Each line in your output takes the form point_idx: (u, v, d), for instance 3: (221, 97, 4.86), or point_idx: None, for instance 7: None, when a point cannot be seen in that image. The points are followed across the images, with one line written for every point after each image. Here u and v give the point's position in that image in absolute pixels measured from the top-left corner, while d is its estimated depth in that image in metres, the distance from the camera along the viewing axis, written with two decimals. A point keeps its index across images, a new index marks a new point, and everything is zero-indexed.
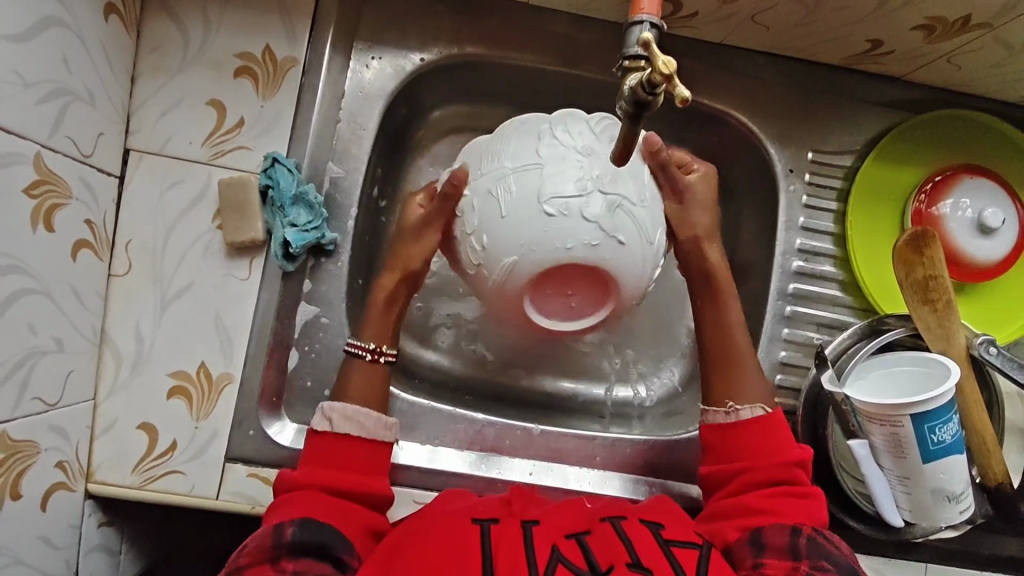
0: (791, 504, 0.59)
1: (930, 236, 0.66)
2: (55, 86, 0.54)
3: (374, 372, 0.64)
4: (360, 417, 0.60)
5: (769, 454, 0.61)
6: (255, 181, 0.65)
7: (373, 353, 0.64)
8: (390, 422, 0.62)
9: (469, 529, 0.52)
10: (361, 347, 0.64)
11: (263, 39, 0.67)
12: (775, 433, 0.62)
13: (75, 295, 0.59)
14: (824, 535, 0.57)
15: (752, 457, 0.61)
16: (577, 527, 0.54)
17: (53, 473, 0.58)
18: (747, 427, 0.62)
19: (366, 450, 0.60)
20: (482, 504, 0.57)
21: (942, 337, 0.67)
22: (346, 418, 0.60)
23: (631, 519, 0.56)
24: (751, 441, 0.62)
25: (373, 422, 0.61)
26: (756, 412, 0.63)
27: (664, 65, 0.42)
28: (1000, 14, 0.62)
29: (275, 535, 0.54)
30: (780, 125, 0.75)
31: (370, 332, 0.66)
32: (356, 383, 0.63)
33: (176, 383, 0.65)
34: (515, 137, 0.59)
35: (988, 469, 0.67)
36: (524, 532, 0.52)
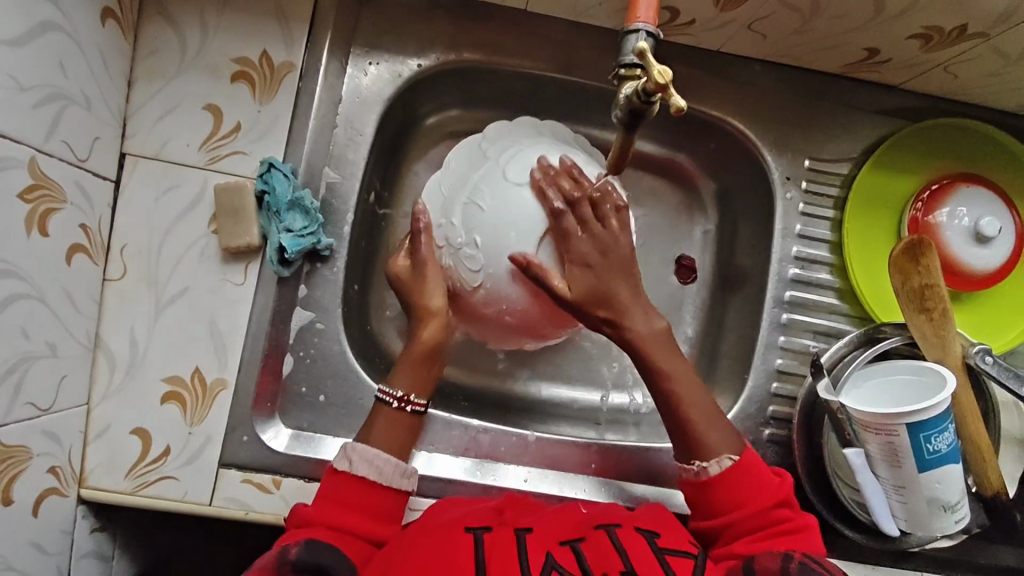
0: (782, 544, 0.57)
1: (926, 245, 0.66)
2: (51, 91, 0.54)
3: (399, 419, 0.62)
4: (379, 462, 0.59)
5: (748, 504, 0.59)
6: (251, 186, 0.65)
7: (400, 401, 0.62)
8: (408, 470, 0.61)
9: (463, 538, 0.52)
10: (388, 394, 0.62)
11: (261, 44, 0.67)
12: (747, 480, 0.60)
13: (69, 299, 0.59)
14: (813, 558, 0.52)
15: (731, 509, 0.59)
16: (571, 534, 0.54)
17: (45, 479, 0.57)
18: (717, 483, 0.60)
19: (383, 498, 0.59)
20: (475, 513, 0.56)
21: (937, 347, 0.67)
22: (365, 461, 0.59)
23: (626, 527, 0.56)
24: (727, 494, 0.60)
25: (390, 468, 0.60)
26: (724, 465, 0.60)
27: (660, 75, 0.42)
28: (996, 24, 0.62)
29: (280, 555, 0.52)
30: (777, 132, 0.75)
31: (400, 379, 0.63)
32: (381, 432, 0.62)
33: (170, 388, 0.65)
34: (459, 174, 0.66)
35: (983, 478, 0.67)
36: (518, 541, 0.52)
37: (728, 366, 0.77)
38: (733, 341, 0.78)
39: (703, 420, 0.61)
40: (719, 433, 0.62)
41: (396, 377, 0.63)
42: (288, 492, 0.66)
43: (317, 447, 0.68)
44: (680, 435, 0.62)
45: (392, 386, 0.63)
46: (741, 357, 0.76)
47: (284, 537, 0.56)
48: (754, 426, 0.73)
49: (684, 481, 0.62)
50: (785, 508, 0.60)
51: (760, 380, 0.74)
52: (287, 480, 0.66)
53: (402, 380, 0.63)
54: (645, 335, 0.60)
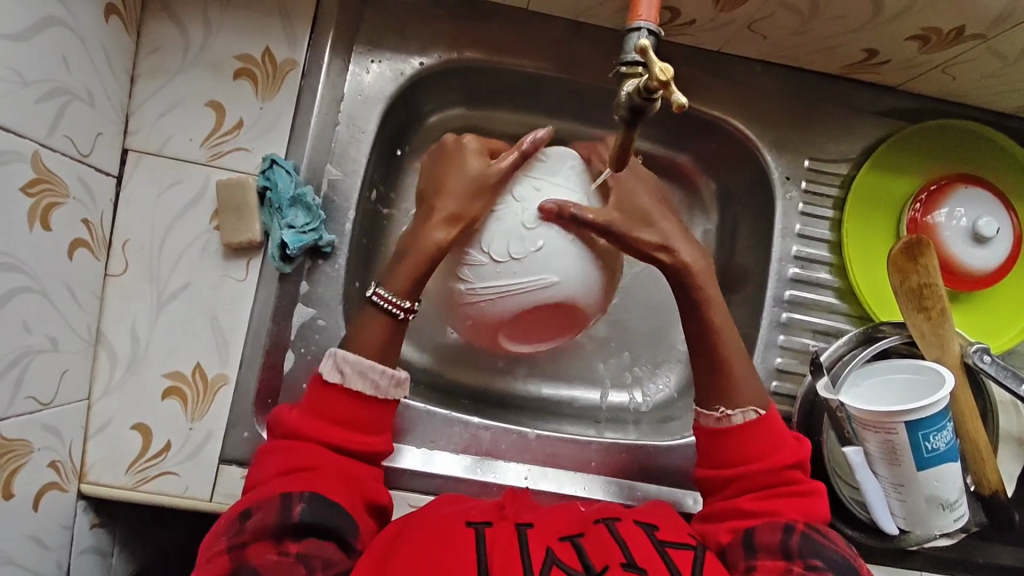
0: (788, 509, 0.58)
1: (925, 244, 0.66)
2: (54, 86, 0.54)
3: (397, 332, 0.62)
4: (372, 373, 0.59)
5: (767, 459, 0.60)
6: (253, 183, 0.65)
7: (406, 312, 0.61)
8: (401, 377, 0.61)
9: (463, 532, 0.52)
10: (390, 301, 0.61)
11: (264, 42, 0.67)
12: (767, 437, 0.61)
13: (71, 294, 0.59)
14: (817, 533, 0.56)
15: (751, 461, 0.60)
16: (571, 530, 0.54)
17: (45, 473, 0.57)
18: (739, 433, 0.61)
19: (373, 409, 0.60)
20: (476, 509, 0.56)
21: (935, 346, 0.67)
22: (359, 373, 0.59)
23: (626, 520, 0.56)
24: (747, 447, 0.61)
25: (385, 379, 0.60)
26: (749, 416, 0.61)
27: (662, 72, 0.43)
28: (994, 25, 0.62)
29: (283, 516, 0.52)
30: (777, 132, 0.75)
31: (401, 287, 0.61)
32: (376, 339, 0.61)
33: (171, 384, 0.65)
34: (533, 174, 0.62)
35: (981, 477, 0.67)
36: (518, 535, 0.52)
37: None
38: None
39: (735, 361, 0.63)
40: (750, 387, 0.63)
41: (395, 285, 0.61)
42: None
43: None
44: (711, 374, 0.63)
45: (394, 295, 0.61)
46: None
47: (274, 449, 0.57)
48: None
49: (701, 428, 0.63)
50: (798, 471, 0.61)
51: (761, 379, 0.74)
52: None
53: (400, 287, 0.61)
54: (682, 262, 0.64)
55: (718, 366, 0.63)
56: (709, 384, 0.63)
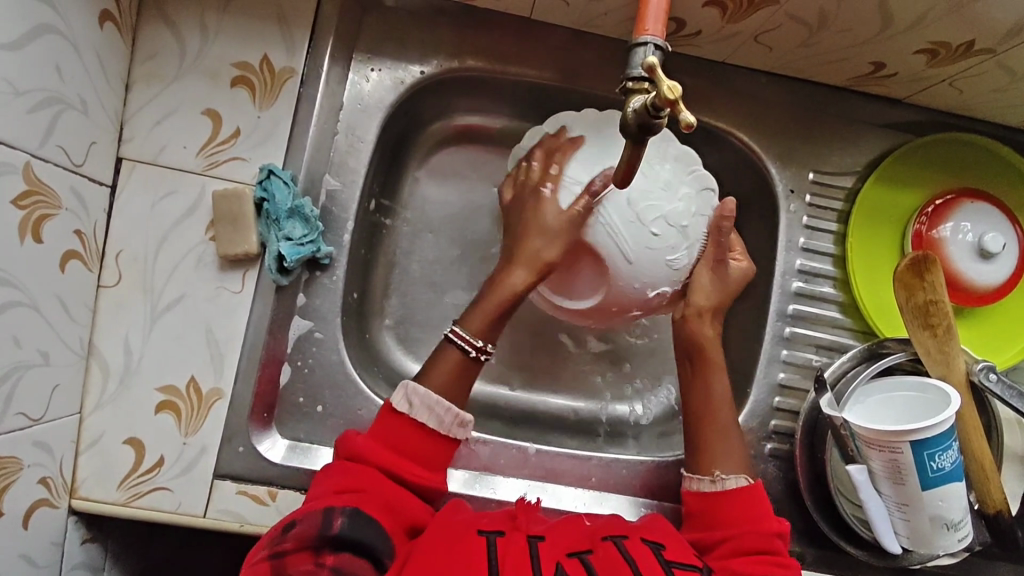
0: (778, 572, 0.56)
1: (932, 260, 0.66)
2: (48, 95, 0.53)
3: (465, 366, 0.62)
4: (439, 408, 0.59)
5: (755, 522, 0.59)
6: (250, 194, 0.64)
7: (477, 351, 0.62)
8: (467, 420, 0.61)
9: (476, 541, 0.51)
10: (467, 342, 0.62)
11: (262, 49, 0.66)
12: (757, 503, 0.61)
13: (63, 307, 0.58)
14: None
15: (738, 522, 0.60)
16: (580, 546, 0.53)
17: (36, 490, 0.56)
18: (731, 496, 0.61)
19: (435, 445, 0.60)
20: (487, 517, 0.55)
21: (941, 363, 0.66)
22: (426, 407, 0.59)
23: (633, 537, 0.55)
24: (736, 510, 0.61)
25: (450, 416, 0.60)
26: (741, 483, 0.62)
27: (670, 90, 0.41)
28: (1004, 39, 0.62)
29: (322, 526, 0.51)
30: (782, 145, 0.74)
31: (476, 325, 0.63)
32: (443, 376, 0.62)
33: (164, 398, 0.64)
34: (703, 200, 0.62)
35: (986, 495, 0.66)
36: (530, 548, 0.51)
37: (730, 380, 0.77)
38: (735, 354, 0.77)
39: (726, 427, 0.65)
40: (740, 459, 0.64)
41: (469, 319, 0.63)
42: (284, 504, 0.65)
43: (312, 459, 0.67)
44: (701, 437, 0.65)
45: (470, 332, 0.63)
46: (743, 370, 0.76)
47: (335, 470, 0.57)
48: (756, 440, 0.73)
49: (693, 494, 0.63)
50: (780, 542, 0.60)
51: (763, 395, 0.73)
52: (282, 491, 0.65)
53: (475, 328, 0.63)
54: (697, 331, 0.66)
55: (709, 427, 0.65)
56: (698, 452, 0.64)
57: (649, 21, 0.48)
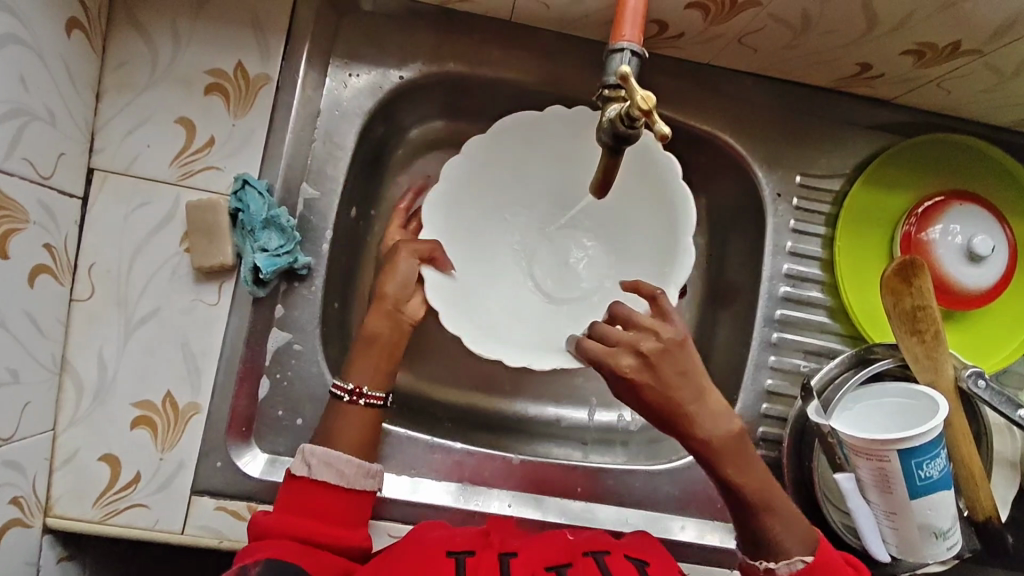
0: None
1: (920, 266, 0.64)
2: (10, 107, 0.51)
3: (359, 413, 0.61)
4: (339, 464, 0.58)
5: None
6: (225, 204, 0.63)
7: (351, 394, 0.61)
8: (371, 470, 0.60)
9: (444, 564, 0.50)
10: (342, 387, 0.61)
11: (236, 56, 0.65)
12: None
13: (32, 322, 0.56)
14: None
15: None
16: (559, 560, 0.52)
17: (7, 510, 0.55)
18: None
19: (345, 497, 0.58)
20: (459, 536, 0.54)
21: (929, 369, 0.65)
22: (325, 463, 0.58)
23: (616, 554, 0.54)
24: None
25: (353, 469, 0.59)
26: (795, 567, 0.57)
27: (643, 100, 0.40)
28: (990, 41, 0.60)
29: None
30: (768, 147, 0.73)
31: (356, 371, 0.62)
32: (338, 426, 0.61)
33: (140, 413, 0.62)
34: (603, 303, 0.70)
35: (976, 502, 0.66)
36: (501, 565, 0.50)
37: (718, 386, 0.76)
38: (723, 359, 0.77)
39: (768, 503, 0.58)
40: (791, 529, 0.58)
41: (355, 367, 0.63)
42: None
43: None
44: (750, 531, 0.59)
45: (344, 379, 0.62)
46: (731, 376, 0.75)
47: (241, 553, 0.54)
48: None
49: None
50: None
51: (750, 402, 0.72)
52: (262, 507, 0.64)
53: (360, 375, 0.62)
54: (717, 437, 0.57)
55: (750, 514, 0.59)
56: (755, 535, 0.59)
57: (626, 26, 0.47)
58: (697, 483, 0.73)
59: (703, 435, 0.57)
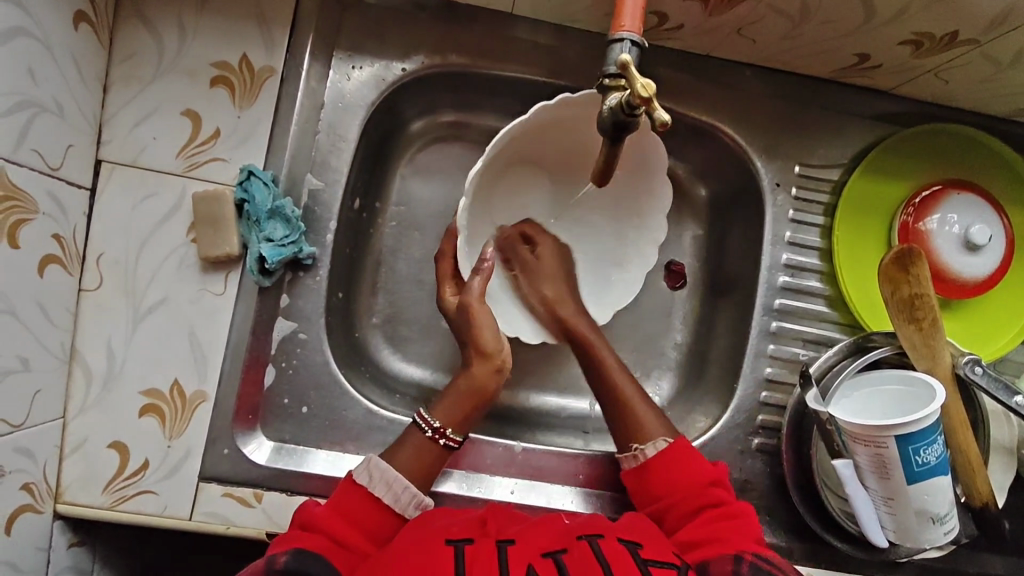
0: (731, 525, 0.58)
1: (918, 254, 0.65)
2: (20, 98, 0.52)
3: (432, 450, 0.64)
4: (397, 486, 0.60)
5: (689, 484, 0.62)
6: (230, 195, 0.64)
7: (434, 431, 0.64)
8: (423, 503, 0.61)
9: (443, 552, 0.51)
10: (426, 422, 0.64)
11: (241, 48, 0.65)
12: (687, 460, 0.63)
13: (43, 311, 0.57)
14: (763, 558, 0.55)
15: (681, 486, 0.62)
16: (554, 546, 0.53)
17: (19, 496, 0.56)
18: (655, 463, 0.64)
19: (387, 522, 0.59)
20: (458, 524, 0.56)
21: (926, 356, 0.66)
22: (385, 483, 0.60)
23: (609, 537, 0.54)
24: (673, 473, 0.63)
25: (406, 497, 0.60)
26: (660, 446, 0.64)
27: (643, 88, 0.41)
28: (987, 30, 0.61)
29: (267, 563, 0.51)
30: (768, 138, 0.74)
31: (443, 411, 0.65)
32: (408, 455, 0.63)
33: (148, 402, 0.63)
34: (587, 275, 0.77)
35: (972, 489, 0.66)
36: (499, 552, 0.51)
37: (718, 376, 0.77)
38: (723, 349, 0.78)
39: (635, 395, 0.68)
40: (656, 420, 0.67)
41: (444, 409, 0.65)
42: (270, 506, 0.65)
43: (300, 459, 0.67)
44: (619, 424, 0.67)
45: (433, 414, 0.65)
46: (730, 365, 0.76)
47: (283, 537, 0.56)
48: (743, 436, 0.73)
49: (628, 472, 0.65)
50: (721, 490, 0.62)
51: (749, 390, 0.73)
52: (269, 493, 0.65)
53: (450, 419, 0.65)
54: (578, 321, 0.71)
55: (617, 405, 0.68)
56: (623, 427, 0.67)
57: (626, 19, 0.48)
58: None
59: (601, 355, 0.70)
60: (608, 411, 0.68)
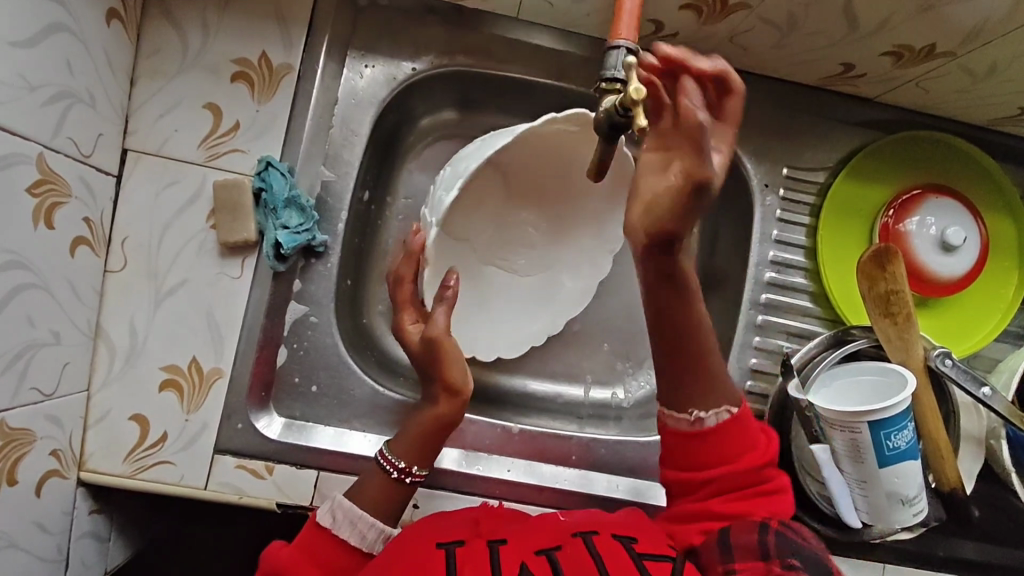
0: (764, 506, 0.57)
1: (893, 253, 0.70)
2: (59, 89, 0.56)
3: (390, 485, 0.63)
4: (361, 524, 0.60)
5: (746, 456, 0.58)
6: (249, 184, 0.68)
7: (400, 472, 0.63)
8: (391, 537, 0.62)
9: (435, 554, 0.53)
10: (389, 462, 0.63)
11: (260, 47, 0.69)
12: (742, 434, 0.59)
13: (72, 288, 0.61)
14: (789, 528, 0.54)
15: (726, 460, 0.58)
16: (549, 543, 0.55)
17: (47, 461, 0.60)
18: (714, 435, 0.59)
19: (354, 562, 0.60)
20: (451, 528, 0.58)
21: (901, 349, 0.70)
22: (350, 521, 0.60)
23: (603, 533, 0.57)
24: (717, 446, 0.59)
25: (374, 533, 0.61)
26: (722, 417, 0.59)
27: (636, 91, 0.45)
28: (962, 43, 0.65)
29: None
30: (757, 140, 0.78)
31: (402, 446, 0.64)
32: (370, 492, 0.63)
33: (168, 377, 0.67)
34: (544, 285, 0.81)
35: (941, 475, 0.71)
36: (490, 551, 0.53)
37: None
38: None
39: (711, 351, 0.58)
40: (722, 385, 0.59)
41: (404, 447, 0.64)
42: (280, 478, 0.69)
43: (308, 435, 0.71)
44: (683, 374, 0.59)
45: (393, 454, 0.64)
46: None
47: None
48: None
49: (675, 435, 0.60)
50: (769, 470, 0.59)
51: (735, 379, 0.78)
52: (279, 466, 0.69)
53: (407, 454, 0.64)
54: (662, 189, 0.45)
55: (689, 360, 0.58)
56: (683, 385, 0.59)
57: (702, 62, 0.46)
58: None
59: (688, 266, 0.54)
60: (683, 361, 0.58)
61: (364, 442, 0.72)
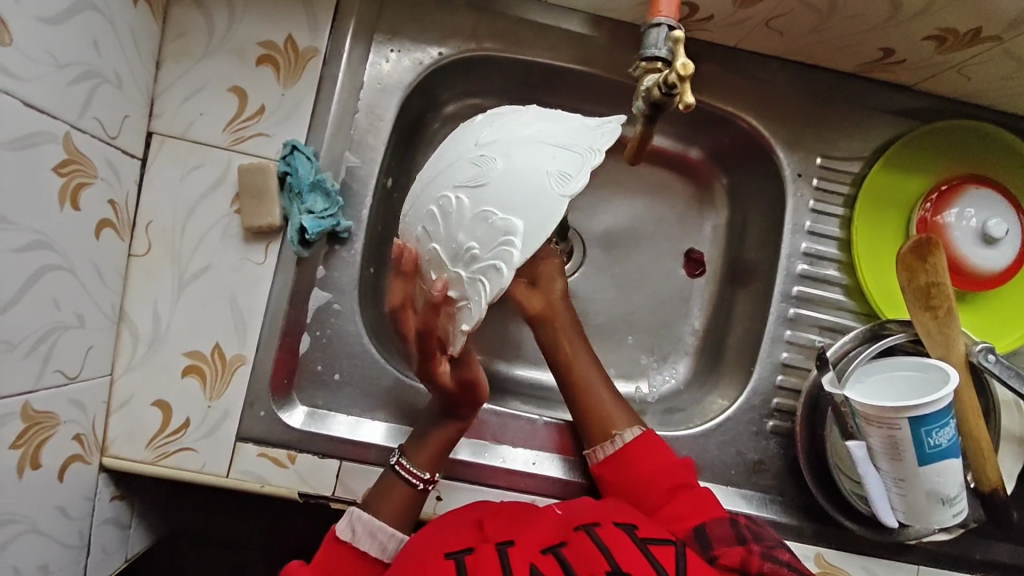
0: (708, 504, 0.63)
1: (934, 244, 0.67)
2: (86, 69, 0.55)
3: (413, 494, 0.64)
4: (382, 535, 0.61)
5: (667, 464, 0.65)
6: (274, 168, 0.67)
7: (426, 482, 0.64)
8: None
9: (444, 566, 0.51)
10: (416, 475, 0.64)
11: (286, 30, 0.68)
12: (652, 446, 0.67)
13: (96, 271, 0.61)
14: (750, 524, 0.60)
15: (651, 472, 0.65)
16: (552, 540, 0.54)
17: (71, 445, 0.59)
18: (632, 454, 0.66)
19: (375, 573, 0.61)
20: (453, 536, 0.56)
21: (940, 344, 0.68)
22: (369, 533, 0.61)
23: (605, 524, 0.55)
24: (638, 462, 0.66)
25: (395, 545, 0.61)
26: (635, 433, 0.67)
27: (683, 67, 0.44)
28: (1009, 28, 0.63)
29: None
30: (791, 128, 0.76)
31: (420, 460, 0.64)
32: (392, 504, 0.63)
33: (191, 363, 0.67)
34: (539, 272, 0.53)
35: (982, 475, 0.68)
36: (499, 555, 0.51)
37: (735, 363, 0.79)
38: (739, 334, 0.80)
39: (590, 391, 0.69)
40: (617, 409, 0.69)
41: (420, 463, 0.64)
42: (302, 467, 0.68)
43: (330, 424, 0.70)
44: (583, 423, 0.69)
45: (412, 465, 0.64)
46: (747, 350, 0.78)
47: None
48: (757, 418, 0.75)
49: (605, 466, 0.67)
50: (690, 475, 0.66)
51: (766, 373, 0.76)
52: (301, 455, 0.68)
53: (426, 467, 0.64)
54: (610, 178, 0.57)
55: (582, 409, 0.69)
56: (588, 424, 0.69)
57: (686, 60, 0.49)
58: (714, 448, 0.74)
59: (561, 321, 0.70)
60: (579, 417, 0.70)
61: (381, 430, 0.71)
